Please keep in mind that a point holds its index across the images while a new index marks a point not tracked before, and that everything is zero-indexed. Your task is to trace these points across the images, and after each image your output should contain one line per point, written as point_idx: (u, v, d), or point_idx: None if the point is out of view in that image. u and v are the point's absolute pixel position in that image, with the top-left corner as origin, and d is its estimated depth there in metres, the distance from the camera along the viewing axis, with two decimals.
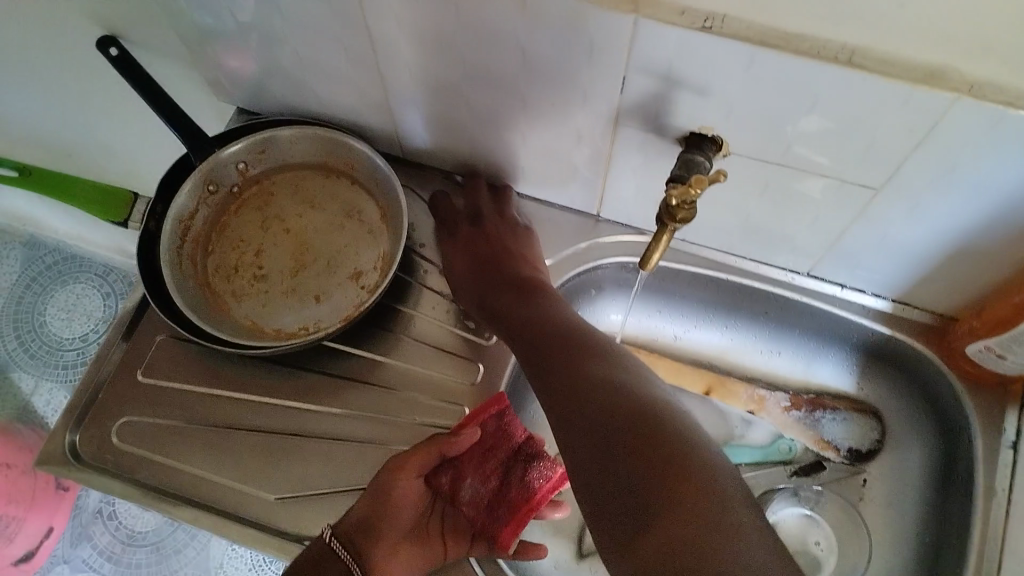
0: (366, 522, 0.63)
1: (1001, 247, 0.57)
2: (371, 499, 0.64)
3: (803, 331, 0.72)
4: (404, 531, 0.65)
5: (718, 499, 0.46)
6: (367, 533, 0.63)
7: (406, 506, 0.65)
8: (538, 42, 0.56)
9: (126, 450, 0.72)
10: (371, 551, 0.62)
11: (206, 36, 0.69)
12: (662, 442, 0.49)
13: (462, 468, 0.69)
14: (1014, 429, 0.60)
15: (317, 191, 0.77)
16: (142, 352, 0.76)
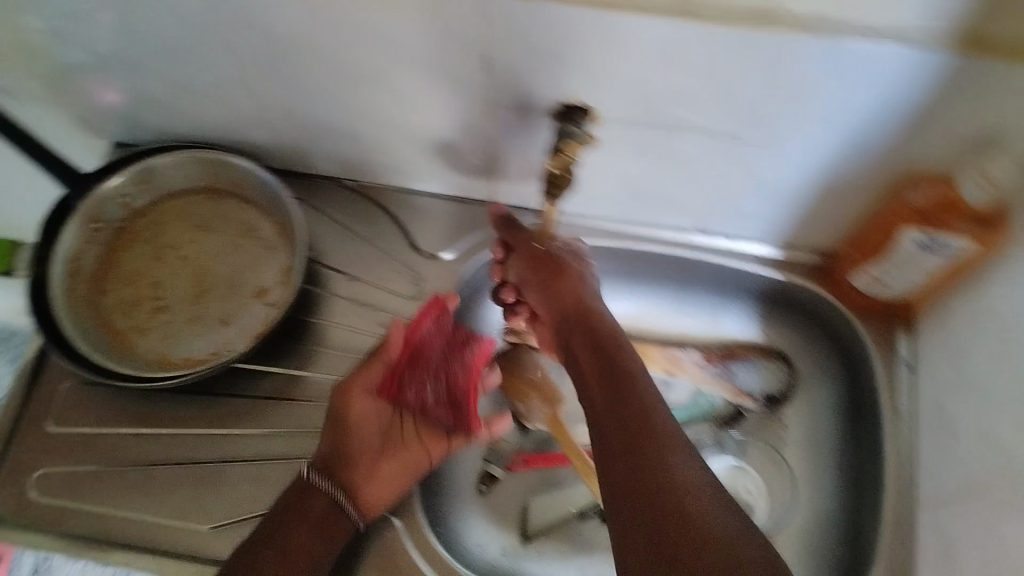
0: (336, 451, 0.61)
1: (876, 181, 0.58)
2: (335, 426, 0.62)
3: (707, 287, 0.76)
4: (378, 445, 0.63)
5: (709, 492, 0.43)
6: (342, 461, 0.61)
7: (367, 427, 0.62)
8: (405, 42, 0.52)
9: (46, 503, 0.62)
10: (348, 479, 0.60)
11: (58, 64, 0.61)
12: (644, 415, 0.47)
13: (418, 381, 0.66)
14: (906, 348, 0.67)
15: (211, 214, 0.70)
16: (45, 401, 0.66)
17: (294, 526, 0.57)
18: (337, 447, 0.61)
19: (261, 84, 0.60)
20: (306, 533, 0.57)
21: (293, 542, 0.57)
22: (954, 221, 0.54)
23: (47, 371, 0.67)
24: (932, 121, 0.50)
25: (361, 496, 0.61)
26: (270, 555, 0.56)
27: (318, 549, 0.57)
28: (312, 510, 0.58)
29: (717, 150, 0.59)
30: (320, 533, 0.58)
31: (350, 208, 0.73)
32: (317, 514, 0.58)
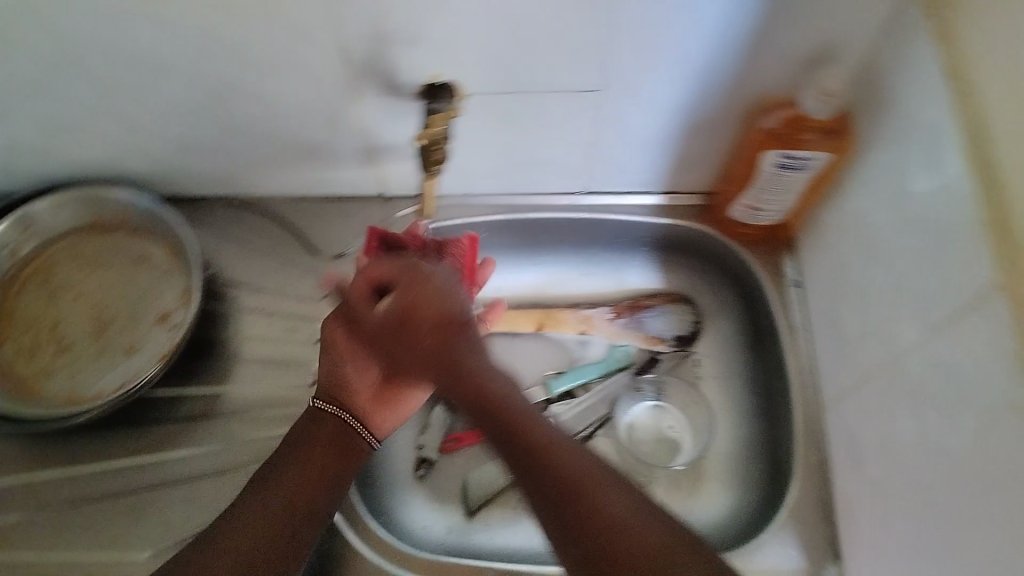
0: (334, 380, 0.58)
1: (732, 116, 0.62)
2: (331, 359, 0.58)
3: (605, 246, 0.79)
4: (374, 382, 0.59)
5: (635, 517, 0.43)
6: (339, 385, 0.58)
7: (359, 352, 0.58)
8: (263, 48, 0.53)
9: None
10: (354, 403, 0.58)
11: None
12: (563, 472, 0.45)
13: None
14: (792, 269, 0.72)
15: (100, 249, 0.70)
16: None
17: (311, 446, 0.56)
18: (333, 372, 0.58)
19: (128, 114, 0.60)
20: (324, 454, 0.56)
21: (312, 459, 0.55)
22: (805, 138, 0.58)
23: None
24: (765, 50, 0.54)
25: (369, 420, 0.59)
26: (289, 477, 0.53)
27: (332, 470, 0.55)
28: (324, 434, 0.57)
29: (583, 110, 0.61)
30: (337, 452, 0.56)
31: (242, 223, 0.73)
32: (330, 436, 0.57)
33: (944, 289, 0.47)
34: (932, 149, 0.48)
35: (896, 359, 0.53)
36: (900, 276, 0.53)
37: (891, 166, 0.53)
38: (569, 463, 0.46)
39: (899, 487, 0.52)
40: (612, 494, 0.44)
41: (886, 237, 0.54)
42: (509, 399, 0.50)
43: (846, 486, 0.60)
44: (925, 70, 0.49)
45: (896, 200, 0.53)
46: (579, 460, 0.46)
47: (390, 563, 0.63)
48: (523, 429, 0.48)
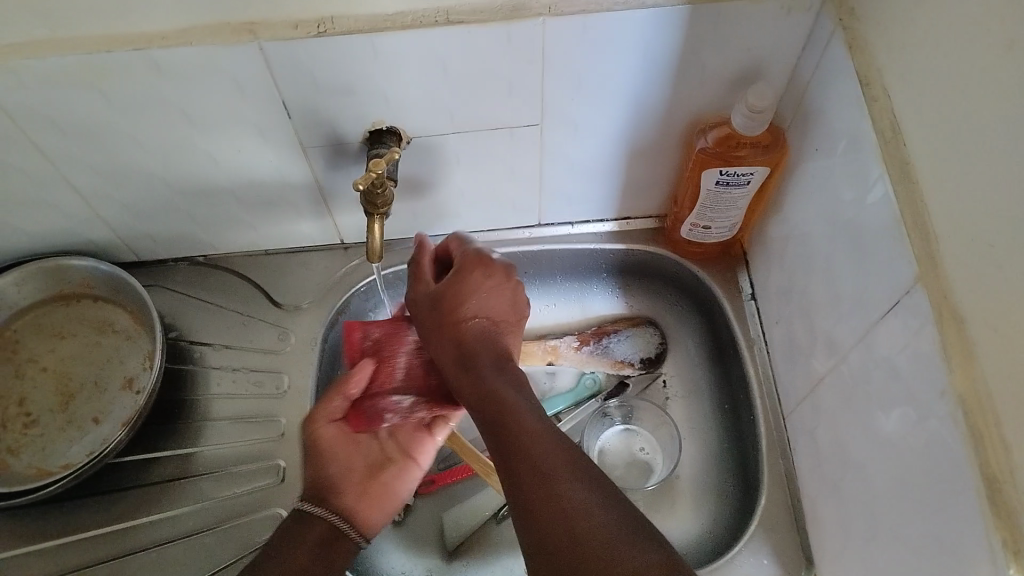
0: (320, 481, 0.60)
1: (671, 138, 0.63)
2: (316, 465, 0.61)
3: (565, 276, 0.80)
4: (357, 488, 0.61)
5: (590, 494, 0.43)
6: (327, 489, 0.60)
7: (341, 454, 0.62)
8: (208, 107, 0.54)
9: None
10: (341, 505, 0.60)
11: None
12: (539, 461, 0.44)
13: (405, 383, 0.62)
14: (747, 283, 0.73)
15: (64, 320, 0.70)
16: None
17: (297, 544, 0.55)
18: (320, 477, 0.61)
19: (81, 183, 0.61)
20: (308, 550, 0.55)
21: (297, 557, 0.54)
22: (742, 154, 0.60)
23: None
24: (694, 73, 0.56)
25: (358, 521, 0.60)
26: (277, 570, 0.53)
27: (323, 568, 0.55)
28: (308, 537, 0.56)
29: (527, 145, 0.63)
30: (322, 552, 0.56)
31: (205, 282, 0.74)
32: (316, 534, 0.56)
33: (880, 289, 0.48)
34: (855, 156, 0.50)
35: (844, 362, 0.54)
36: (840, 281, 0.54)
37: (822, 177, 0.55)
38: (547, 452, 0.44)
39: (857, 488, 0.53)
40: (578, 481, 0.43)
41: (825, 245, 0.56)
42: (511, 399, 0.48)
43: (812, 493, 0.61)
44: (843, 82, 0.51)
45: (829, 209, 0.55)
46: (552, 446, 0.45)
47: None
48: (507, 413, 0.47)
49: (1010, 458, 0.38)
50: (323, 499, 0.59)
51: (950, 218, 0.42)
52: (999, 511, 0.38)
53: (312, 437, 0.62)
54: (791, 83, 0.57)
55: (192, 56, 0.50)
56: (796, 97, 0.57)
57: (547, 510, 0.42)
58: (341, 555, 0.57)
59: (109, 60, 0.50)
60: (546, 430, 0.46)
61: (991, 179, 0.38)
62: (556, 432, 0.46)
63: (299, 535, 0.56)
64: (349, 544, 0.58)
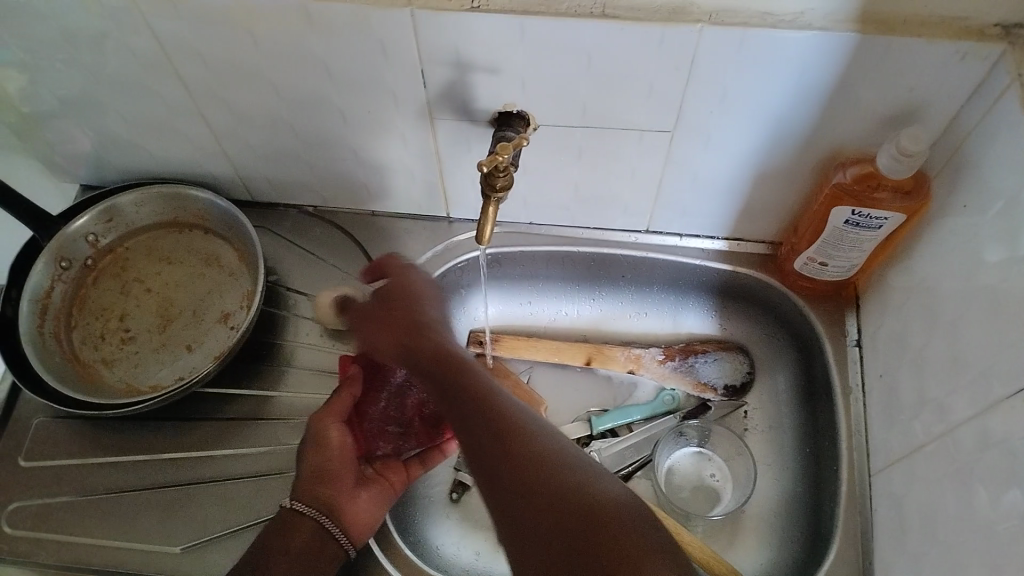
0: (317, 474, 0.58)
1: (805, 167, 0.61)
2: (311, 462, 0.59)
3: (662, 288, 0.78)
4: (350, 488, 0.59)
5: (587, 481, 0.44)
6: (323, 480, 0.58)
7: (341, 455, 0.60)
8: (347, 64, 0.55)
9: (22, 537, 0.63)
10: (331, 500, 0.58)
11: (22, 112, 0.63)
12: (542, 468, 0.44)
13: (379, 431, 0.65)
14: (855, 328, 0.70)
15: (175, 246, 0.72)
16: (20, 436, 0.67)
17: (276, 554, 0.54)
18: (314, 471, 0.59)
19: (214, 118, 0.62)
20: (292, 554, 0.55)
21: (275, 568, 0.53)
22: (879, 196, 0.57)
23: (20, 406, 0.69)
24: (844, 104, 0.53)
25: (347, 521, 0.58)
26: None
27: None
28: (296, 538, 0.55)
29: (653, 149, 0.61)
30: (309, 562, 0.55)
31: (311, 232, 0.75)
32: (297, 535, 0.55)
33: (1015, 364, 0.45)
34: (1011, 221, 0.47)
35: (952, 433, 0.51)
36: (966, 348, 0.51)
37: (967, 235, 0.52)
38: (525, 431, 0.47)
39: (943, 567, 0.50)
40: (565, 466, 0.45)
41: (954, 306, 0.53)
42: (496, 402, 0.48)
43: (888, 559, 0.58)
44: (1009, 140, 0.47)
45: (968, 271, 0.51)
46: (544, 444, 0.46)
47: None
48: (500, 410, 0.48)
49: None
50: (319, 493, 0.57)
51: None
52: None
53: (320, 430, 0.60)
54: (947, 131, 0.54)
55: (342, 13, 0.50)
56: (951, 145, 0.54)
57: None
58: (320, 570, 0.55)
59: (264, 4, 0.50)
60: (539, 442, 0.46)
61: None
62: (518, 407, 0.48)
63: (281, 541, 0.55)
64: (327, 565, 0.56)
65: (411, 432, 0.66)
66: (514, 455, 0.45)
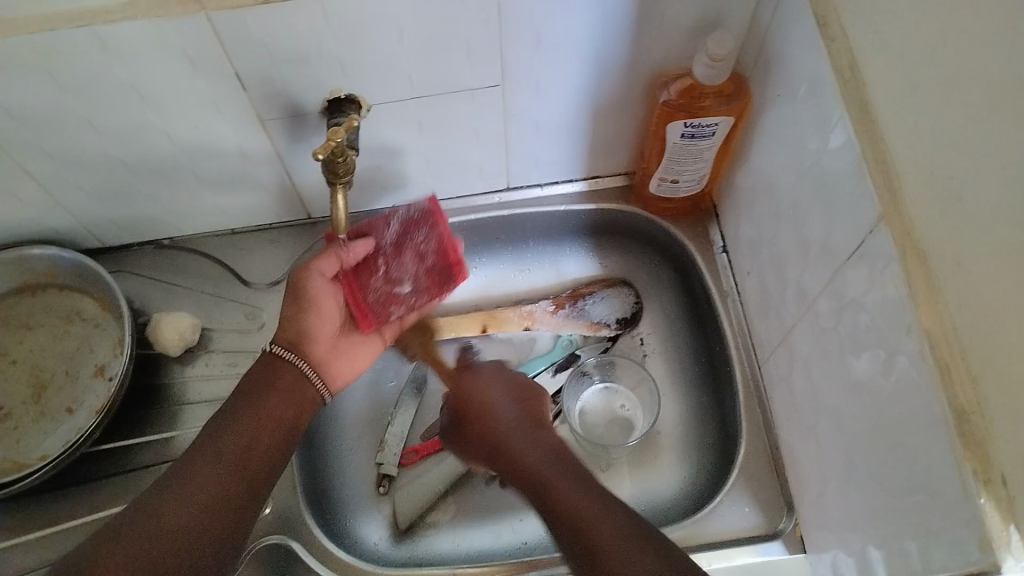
0: (298, 325, 0.60)
1: (634, 92, 0.63)
2: (293, 312, 0.59)
3: (538, 240, 0.79)
4: (330, 337, 0.62)
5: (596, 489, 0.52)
6: (302, 334, 0.60)
7: (321, 308, 0.60)
8: (158, 83, 0.53)
9: None
10: (313, 354, 0.60)
11: None
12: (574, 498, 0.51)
13: (387, 297, 0.60)
14: (718, 236, 0.73)
15: (31, 311, 0.69)
16: None
17: (265, 392, 0.56)
18: (295, 320, 0.59)
19: (36, 169, 0.60)
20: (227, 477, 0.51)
21: (266, 403, 0.56)
22: (704, 105, 0.60)
23: None
24: (653, 23, 0.55)
25: (324, 369, 0.61)
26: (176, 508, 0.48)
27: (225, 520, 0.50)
28: (280, 381, 0.58)
29: (488, 105, 0.62)
30: (291, 403, 0.57)
31: (173, 265, 0.73)
32: (263, 376, 0.58)
33: (846, 228, 0.48)
34: (817, 99, 0.50)
35: (813, 308, 0.55)
36: (807, 226, 0.54)
37: (787, 123, 0.55)
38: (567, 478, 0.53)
39: (833, 432, 0.53)
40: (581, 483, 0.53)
41: (790, 192, 0.56)
42: (509, 439, 0.60)
43: (789, 439, 0.62)
44: (801, 25, 0.50)
45: (795, 155, 0.54)
46: (577, 484, 0.53)
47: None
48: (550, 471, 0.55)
49: (978, 391, 0.37)
50: (298, 343, 0.59)
51: (910, 149, 0.41)
52: (968, 439, 0.38)
53: (300, 280, 0.59)
54: (750, 31, 0.57)
55: (137, 31, 0.49)
56: (756, 43, 0.57)
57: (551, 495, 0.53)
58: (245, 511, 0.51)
59: (52, 38, 0.48)
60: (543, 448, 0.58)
61: (949, 112, 0.38)
62: (555, 450, 0.58)
63: (252, 392, 0.56)
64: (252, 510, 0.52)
65: (422, 285, 0.59)
66: (557, 497, 0.52)
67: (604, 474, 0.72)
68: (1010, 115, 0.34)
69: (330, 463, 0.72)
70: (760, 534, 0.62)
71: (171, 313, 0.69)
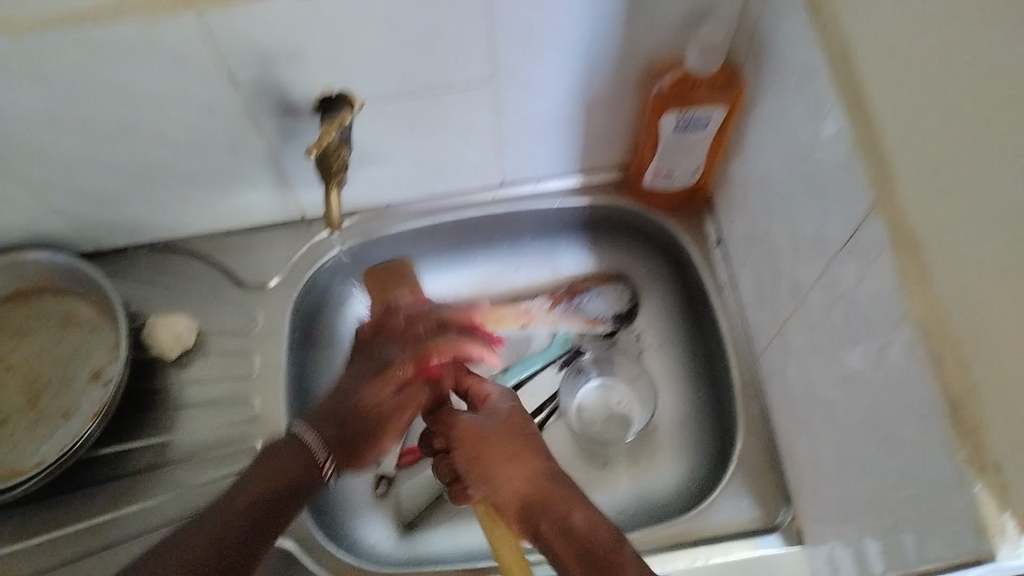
0: (328, 433, 0.61)
1: (625, 86, 0.63)
2: (325, 406, 0.62)
3: (533, 237, 0.79)
4: (342, 442, 0.62)
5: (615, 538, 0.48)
6: (337, 442, 0.61)
7: (356, 413, 0.62)
8: (146, 84, 0.53)
9: None
10: (339, 459, 0.62)
11: None
12: (578, 536, 0.49)
13: (399, 401, 0.64)
14: (713, 229, 0.73)
15: (26, 316, 0.69)
16: None
17: (275, 453, 0.59)
18: (328, 417, 0.62)
19: (27, 173, 0.60)
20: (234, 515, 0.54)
21: (281, 484, 0.57)
22: (695, 96, 0.60)
23: None
24: (641, 16, 0.55)
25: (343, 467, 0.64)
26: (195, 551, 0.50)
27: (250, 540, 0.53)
28: (291, 461, 0.58)
29: (479, 101, 0.61)
30: (301, 484, 0.58)
31: (167, 267, 0.73)
32: (294, 465, 0.58)
33: (837, 218, 0.48)
34: (807, 89, 0.50)
35: (807, 300, 0.54)
36: (800, 218, 0.54)
37: (777, 113, 0.55)
38: (575, 516, 0.50)
39: (829, 423, 0.53)
40: (586, 515, 0.50)
41: (782, 183, 0.56)
42: (491, 448, 0.56)
43: (786, 431, 0.61)
44: (790, 15, 0.50)
45: (786, 146, 0.54)
46: (600, 530, 0.49)
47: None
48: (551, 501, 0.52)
49: (971, 379, 0.37)
50: (328, 445, 0.61)
51: (900, 138, 0.41)
52: (962, 427, 0.37)
53: (336, 410, 0.62)
54: (739, 22, 0.57)
55: (125, 32, 0.49)
56: (748, 34, 0.57)
57: (556, 528, 0.50)
58: (264, 530, 0.54)
59: (41, 40, 0.48)
60: (536, 471, 0.54)
61: (939, 99, 0.38)
62: (549, 469, 0.54)
63: (275, 498, 0.56)
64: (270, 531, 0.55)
65: (427, 395, 0.65)
66: (565, 538, 0.49)
67: (602, 470, 0.72)
68: (999, 100, 0.34)
69: None
70: (758, 526, 0.62)
71: (167, 316, 0.69)
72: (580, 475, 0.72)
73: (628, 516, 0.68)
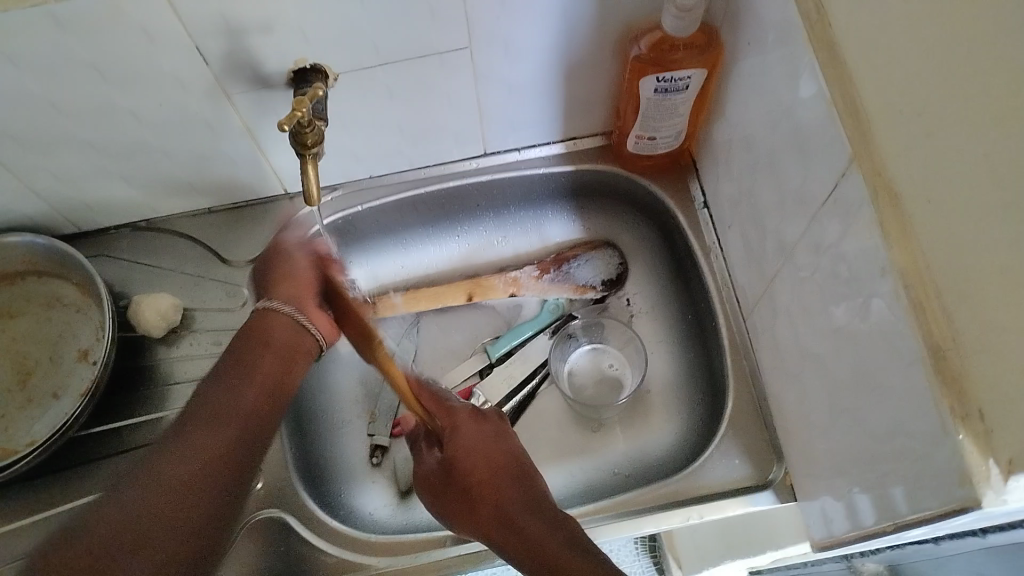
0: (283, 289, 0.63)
1: (607, 49, 0.62)
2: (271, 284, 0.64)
3: (519, 206, 0.78)
4: (300, 295, 0.63)
5: (584, 551, 0.49)
6: (285, 285, 0.63)
7: (293, 271, 0.64)
8: (116, 60, 0.52)
9: None
10: (300, 300, 0.62)
11: None
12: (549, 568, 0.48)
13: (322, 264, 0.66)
14: (699, 191, 0.73)
15: (11, 299, 0.68)
16: None
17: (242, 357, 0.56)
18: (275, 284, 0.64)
19: (4, 156, 0.59)
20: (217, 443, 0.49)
21: (250, 348, 0.57)
22: (677, 57, 0.59)
23: None
24: None
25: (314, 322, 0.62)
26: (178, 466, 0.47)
27: (232, 451, 0.50)
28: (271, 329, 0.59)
29: (457, 68, 0.61)
30: (278, 353, 0.58)
31: (152, 246, 0.72)
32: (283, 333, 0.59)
33: (819, 175, 0.48)
34: (787, 44, 0.49)
35: (792, 258, 0.54)
36: (783, 176, 0.53)
37: (759, 70, 0.54)
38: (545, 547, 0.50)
39: (818, 380, 0.53)
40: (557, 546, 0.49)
41: (765, 142, 0.56)
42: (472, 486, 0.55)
43: (775, 391, 0.62)
44: None
45: (768, 103, 0.54)
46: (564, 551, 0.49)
47: (333, 547, 0.63)
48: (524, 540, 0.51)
49: (953, 329, 0.37)
50: (287, 296, 0.62)
51: (876, 89, 0.41)
52: (946, 378, 0.37)
53: (273, 278, 0.64)
54: None
55: (92, 8, 0.48)
56: None
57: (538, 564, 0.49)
58: (243, 452, 0.50)
59: (7, 21, 0.47)
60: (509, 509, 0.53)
61: (915, 48, 0.37)
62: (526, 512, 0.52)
63: (249, 381, 0.54)
64: (253, 451, 0.51)
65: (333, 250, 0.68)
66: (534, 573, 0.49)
67: (597, 434, 0.72)
68: (975, 48, 0.34)
69: (323, 437, 0.72)
70: (751, 484, 0.62)
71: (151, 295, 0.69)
72: (576, 439, 0.72)
73: (624, 478, 0.69)
